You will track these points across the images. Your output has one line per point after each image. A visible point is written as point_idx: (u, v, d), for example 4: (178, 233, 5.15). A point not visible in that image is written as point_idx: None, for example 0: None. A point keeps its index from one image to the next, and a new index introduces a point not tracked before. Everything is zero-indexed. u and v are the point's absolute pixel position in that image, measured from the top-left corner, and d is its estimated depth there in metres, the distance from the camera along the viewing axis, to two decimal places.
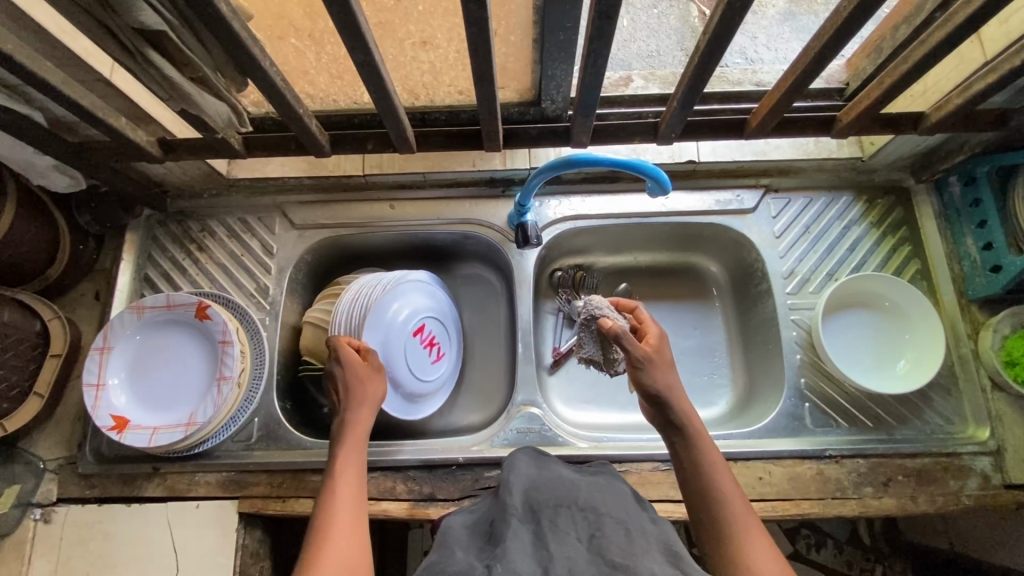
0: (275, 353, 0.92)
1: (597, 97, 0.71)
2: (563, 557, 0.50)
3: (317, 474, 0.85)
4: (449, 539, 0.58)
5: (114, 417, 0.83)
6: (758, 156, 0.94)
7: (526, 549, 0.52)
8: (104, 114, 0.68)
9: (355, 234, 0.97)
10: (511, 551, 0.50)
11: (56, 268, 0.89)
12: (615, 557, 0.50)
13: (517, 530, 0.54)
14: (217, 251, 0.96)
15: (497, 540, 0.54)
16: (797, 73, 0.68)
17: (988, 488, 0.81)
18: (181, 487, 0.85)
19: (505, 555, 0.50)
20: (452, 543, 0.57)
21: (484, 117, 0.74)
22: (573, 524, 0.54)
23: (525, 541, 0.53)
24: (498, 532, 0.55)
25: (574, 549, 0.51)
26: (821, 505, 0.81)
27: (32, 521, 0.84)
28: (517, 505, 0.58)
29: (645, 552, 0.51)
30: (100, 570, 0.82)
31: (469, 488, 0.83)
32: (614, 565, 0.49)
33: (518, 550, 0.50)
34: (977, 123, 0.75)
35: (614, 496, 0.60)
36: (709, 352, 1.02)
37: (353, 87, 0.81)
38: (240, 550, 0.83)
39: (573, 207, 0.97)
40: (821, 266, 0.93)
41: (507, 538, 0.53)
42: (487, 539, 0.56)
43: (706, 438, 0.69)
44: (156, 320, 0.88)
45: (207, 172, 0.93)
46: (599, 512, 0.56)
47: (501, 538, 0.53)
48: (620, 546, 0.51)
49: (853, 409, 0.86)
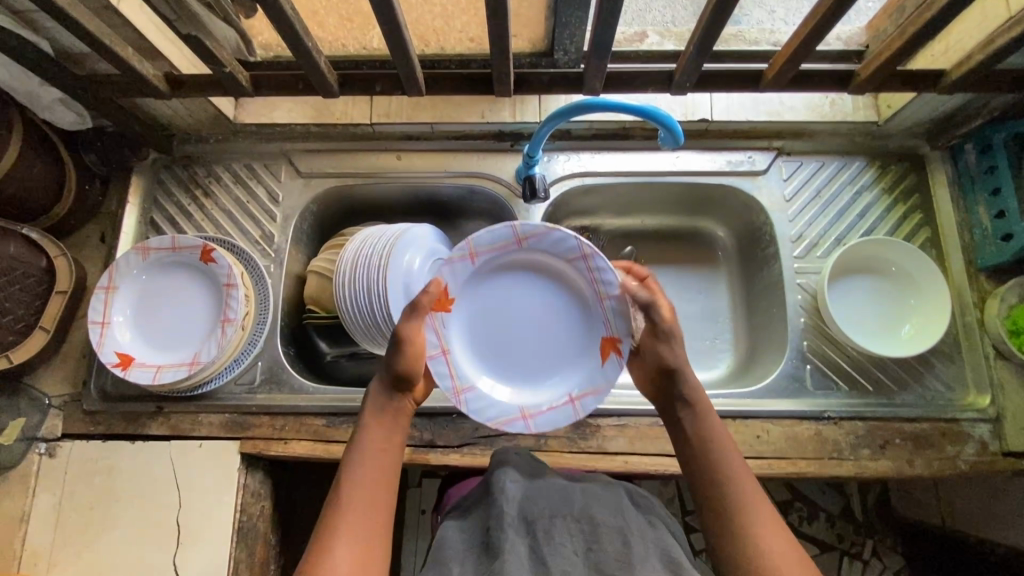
0: (279, 301, 0.92)
1: (612, 38, 0.69)
2: (561, 572, 0.55)
3: (320, 418, 0.86)
4: (443, 550, 0.61)
5: (119, 354, 0.83)
6: (772, 117, 0.92)
7: (523, 565, 0.55)
8: (112, 42, 0.67)
9: (361, 185, 0.97)
10: (510, 568, 0.53)
11: (62, 205, 0.88)
12: (612, 571, 0.55)
13: (513, 543, 0.57)
14: (223, 197, 0.96)
15: (495, 552, 0.57)
16: (817, 21, 0.66)
17: (985, 454, 0.82)
18: (184, 426, 0.86)
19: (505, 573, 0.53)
20: (448, 552, 0.60)
21: (496, 58, 0.72)
22: (570, 536, 0.59)
23: (522, 554, 0.56)
24: (493, 544, 0.58)
25: (573, 564, 0.56)
26: (818, 464, 0.81)
27: (38, 455, 0.85)
28: (512, 514, 0.61)
29: (644, 563, 0.56)
30: (104, 502, 0.83)
31: (468, 435, 0.84)
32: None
33: (518, 568, 0.54)
34: (998, 83, 0.74)
35: (608, 500, 0.64)
36: (712, 317, 1.02)
37: (363, 29, 0.81)
38: (241, 489, 0.84)
39: (582, 164, 0.95)
40: (830, 230, 0.92)
41: (505, 552, 0.56)
42: (484, 551, 0.59)
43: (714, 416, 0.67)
44: (162, 262, 0.88)
45: (213, 115, 0.92)
46: (595, 521, 0.60)
47: (499, 553, 0.56)
48: (617, 559, 0.56)
49: (854, 373, 0.86)
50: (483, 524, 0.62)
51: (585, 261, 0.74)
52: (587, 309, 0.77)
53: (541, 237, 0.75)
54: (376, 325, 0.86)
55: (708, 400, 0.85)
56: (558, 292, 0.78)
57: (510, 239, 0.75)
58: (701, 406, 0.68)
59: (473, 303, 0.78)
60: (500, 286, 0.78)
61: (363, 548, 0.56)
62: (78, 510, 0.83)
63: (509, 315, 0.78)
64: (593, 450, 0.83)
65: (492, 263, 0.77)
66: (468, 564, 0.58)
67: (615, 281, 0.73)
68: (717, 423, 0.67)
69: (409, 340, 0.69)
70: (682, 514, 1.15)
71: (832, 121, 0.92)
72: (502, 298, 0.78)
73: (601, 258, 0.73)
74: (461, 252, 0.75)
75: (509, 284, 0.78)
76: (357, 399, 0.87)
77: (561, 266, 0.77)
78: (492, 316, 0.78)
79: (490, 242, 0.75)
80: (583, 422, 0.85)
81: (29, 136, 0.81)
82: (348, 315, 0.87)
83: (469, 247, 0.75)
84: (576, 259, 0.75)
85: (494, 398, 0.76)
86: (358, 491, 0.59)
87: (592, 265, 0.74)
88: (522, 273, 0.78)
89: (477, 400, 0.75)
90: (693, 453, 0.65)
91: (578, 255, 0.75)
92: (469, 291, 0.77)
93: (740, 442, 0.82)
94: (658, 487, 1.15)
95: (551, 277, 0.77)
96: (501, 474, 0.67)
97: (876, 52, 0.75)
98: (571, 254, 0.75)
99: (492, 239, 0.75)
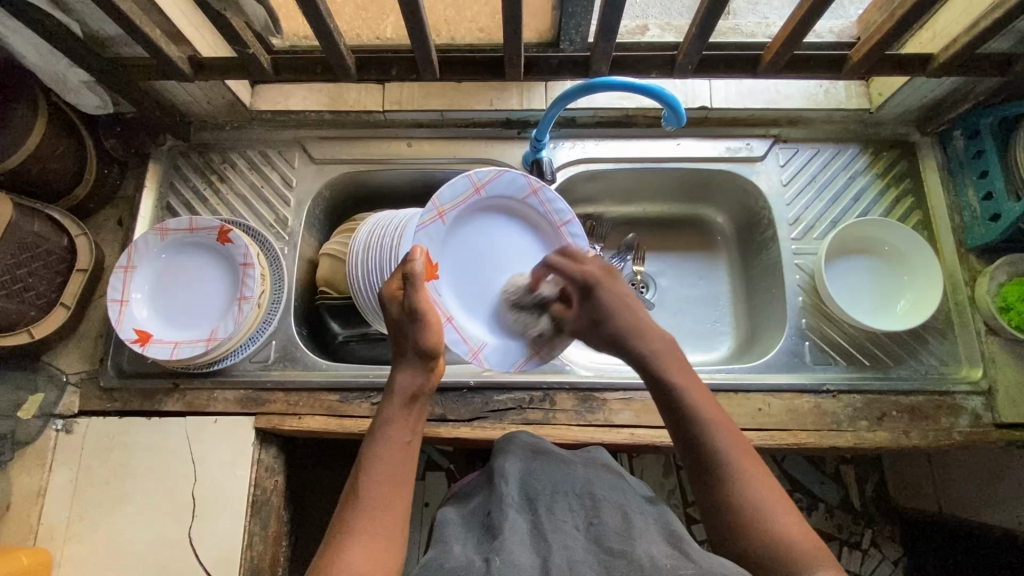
0: (293, 281, 0.95)
1: (619, 20, 0.72)
2: (560, 545, 0.54)
3: (334, 393, 0.89)
4: (445, 531, 0.61)
5: (137, 331, 0.85)
6: (770, 105, 0.96)
7: (523, 539, 0.55)
8: (142, 23, 0.71)
9: (373, 171, 1.00)
10: (509, 544, 0.54)
11: (83, 187, 0.91)
12: (612, 543, 0.54)
13: (514, 520, 0.57)
14: (238, 182, 0.99)
15: (495, 531, 0.57)
16: (810, 6, 0.70)
17: (979, 426, 0.85)
18: (200, 402, 0.88)
19: (505, 547, 0.53)
20: (448, 534, 0.60)
21: (509, 41, 0.75)
22: (571, 513, 0.59)
23: (522, 530, 0.56)
24: (494, 521, 0.58)
25: (573, 537, 0.55)
26: (818, 436, 0.84)
27: (54, 431, 0.87)
28: (513, 494, 0.61)
29: (644, 536, 0.55)
30: (120, 477, 0.85)
31: (479, 409, 0.87)
32: (613, 552, 0.53)
33: (516, 543, 0.54)
34: (979, 67, 0.79)
35: (611, 482, 0.64)
36: (712, 301, 1.05)
37: (378, 17, 0.85)
38: (255, 464, 0.86)
39: (586, 151, 0.99)
40: (826, 213, 0.96)
41: (505, 529, 0.56)
42: (485, 530, 0.59)
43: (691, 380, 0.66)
44: (180, 242, 0.90)
45: (230, 102, 0.95)
46: (596, 498, 0.60)
47: (499, 530, 0.56)
48: (618, 532, 0.55)
49: (851, 348, 0.90)
50: (485, 507, 0.62)
51: (536, 196, 0.85)
52: (547, 240, 0.88)
53: (497, 180, 0.82)
54: None
55: (712, 374, 0.88)
56: (519, 232, 0.87)
57: (467, 189, 0.81)
58: (668, 361, 0.68)
59: (451, 259, 0.82)
60: (466, 240, 0.83)
61: (376, 538, 0.56)
62: (93, 485, 0.85)
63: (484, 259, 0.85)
64: (599, 423, 0.86)
65: (456, 217, 0.82)
66: (469, 539, 0.58)
67: (564, 207, 0.86)
68: (685, 372, 0.68)
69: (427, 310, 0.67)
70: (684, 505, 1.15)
71: (826, 109, 0.96)
72: (468, 251, 0.84)
73: (550, 189, 0.85)
74: (430, 214, 0.78)
75: (476, 231, 0.84)
76: (370, 374, 0.89)
77: (517, 207, 0.86)
78: (473, 266, 0.84)
79: (453, 198, 0.80)
80: (590, 396, 0.87)
81: (53, 117, 0.84)
82: (359, 292, 0.87)
83: (434, 207, 0.78)
84: (529, 196, 0.85)
85: (508, 344, 0.84)
86: (375, 486, 0.60)
87: (545, 198, 0.85)
88: (488, 218, 0.85)
89: (495, 350, 0.82)
90: (672, 413, 0.65)
91: (530, 191, 0.85)
92: (446, 251, 0.82)
93: (742, 415, 0.85)
94: (660, 475, 1.16)
95: (510, 216, 0.87)
96: (503, 459, 0.67)
97: (866, 37, 0.79)
98: (523, 193, 0.85)
99: (453, 195, 0.80)
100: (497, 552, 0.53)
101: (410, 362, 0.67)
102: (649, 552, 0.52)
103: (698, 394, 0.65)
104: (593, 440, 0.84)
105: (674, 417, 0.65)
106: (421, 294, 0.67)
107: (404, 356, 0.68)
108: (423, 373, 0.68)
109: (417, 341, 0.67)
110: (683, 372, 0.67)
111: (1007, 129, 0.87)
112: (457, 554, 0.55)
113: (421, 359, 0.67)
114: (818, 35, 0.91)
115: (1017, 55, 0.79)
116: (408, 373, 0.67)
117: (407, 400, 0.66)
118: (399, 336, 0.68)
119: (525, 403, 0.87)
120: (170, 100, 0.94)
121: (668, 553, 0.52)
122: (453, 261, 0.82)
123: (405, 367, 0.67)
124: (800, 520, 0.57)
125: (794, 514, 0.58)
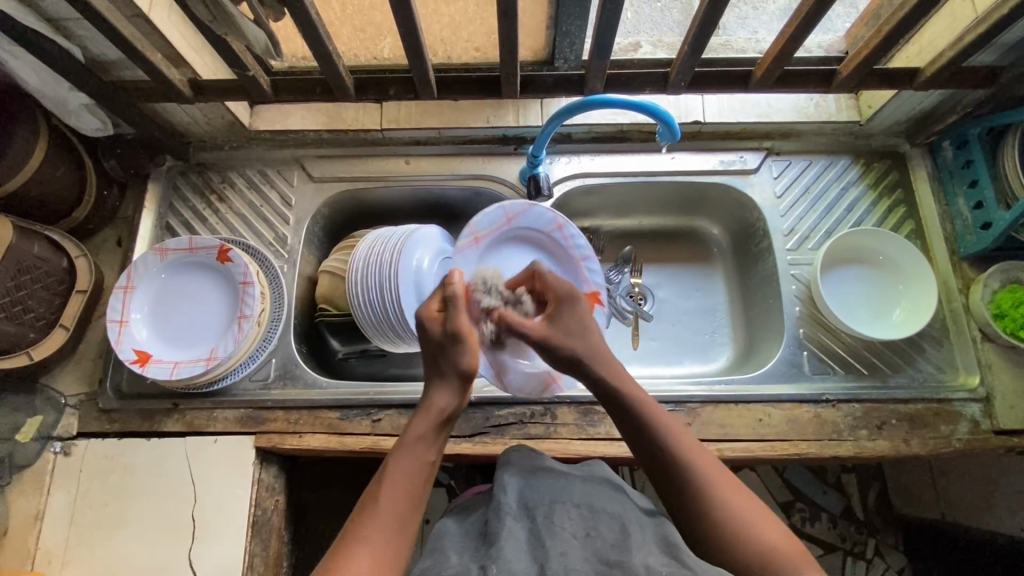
0: (292, 300, 0.95)
1: (613, 38, 0.74)
2: (558, 553, 0.54)
3: (334, 411, 0.88)
4: (442, 542, 0.61)
5: (137, 351, 0.85)
6: (763, 118, 0.97)
7: (520, 547, 0.55)
8: (143, 48, 0.72)
9: (371, 188, 1.01)
10: (506, 553, 0.54)
11: (82, 209, 0.91)
12: (609, 554, 0.54)
13: (511, 528, 0.57)
14: (237, 201, 0.99)
15: (491, 539, 0.57)
16: (798, 24, 0.72)
17: (978, 432, 0.85)
18: (200, 422, 0.88)
19: (501, 556, 0.53)
20: (447, 545, 0.60)
21: (505, 60, 0.77)
22: (569, 521, 0.58)
23: (520, 539, 0.56)
24: (491, 531, 0.58)
25: (570, 546, 0.55)
26: (819, 445, 0.84)
27: (52, 454, 0.86)
28: (511, 503, 0.61)
29: (641, 546, 0.55)
30: (119, 499, 0.84)
31: (480, 425, 0.87)
32: (610, 562, 0.53)
33: (513, 551, 0.54)
34: (964, 79, 0.81)
35: (610, 493, 0.63)
36: (709, 313, 1.06)
37: (375, 39, 0.87)
38: (255, 483, 0.85)
39: (582, 166, 1.00)
40: (820, 224, 0.97)
41: (502, 537, 0.56)
42: (482, 540, 0.59)
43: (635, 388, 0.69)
44: (180, 261, 0.91)
45: (230, 122, 0.96)
46: (596, 509, 0.60)
47: (496, 539, 0.56)
48: (615, 543, 0.55)
49: (850, 358, 0.90)
50: (483, 517, 0.62)
51: (560, 231, 0.92)
52: (569, 272, 0.94)
53: (527, 213, 0.90)
54: (388, 319, 0.86)
55: (711, 386, 0.88)
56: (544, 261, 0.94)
57: (501, 219, 0.90)
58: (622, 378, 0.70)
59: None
60: (496, 265, 0.91)
61: (383, 549, 0.56)
62: (92, 508, 0.84)
63: (512, 283, 0.91)
64: (601, 437, 0.86)
65: (491, 244, 0.91)
66: (468, 548, 0.58)
67: (584, 243, 0.92)
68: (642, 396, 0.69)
69: (467, 332, 0.69)
70: None
71: (818, 122, 0.98)
72: (496, 279, 0.90)
73: (573, 226, 0.92)
74: (468, 239, 0.89)
75: (509, 256, 0.93)
76: (370, 392, 0.89)
77: (543, 239, 0.93)
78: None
79: (489, 225, 0.90)
80: (591, 409, 0.88)
81: (53, 140, 0.84)
82: (359, 311, 0.87)
83: (471, 233, 0.88)
84: (553, 230, 0.92)
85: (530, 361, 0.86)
86: (391, 500, 0.59)
87: (567, 234, 0.92)
88: (518, 246, 0.94)
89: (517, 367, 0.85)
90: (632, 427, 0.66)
91: (554, 227, 0.92)
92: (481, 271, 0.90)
93: (742, 426, 0.85)
94: None
95: (539, 247, 0.94)
96: (503, 471, 0.67)
97: (854, 52, 0.81)
98: (548, 227, 0.92)
99: (490, 222, 0.89)
100: (493, 562, 0.53)
101: (447, 382, 0.68)
102: (646, 562, 0.52)
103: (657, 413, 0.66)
104: (595, 453, 0.84)
105: (642, 444, 0.65)
106: (465, 319, 0.69)
107: (442, 376, 0.68)
108: (459, 396, 0.68)
109: (458, 364, 0.68)
110: (639, 395, 0.68)
111: (994, 140, 0.88)
112: (454, 563, 0.55)
113: (460, 380, 0.68)
114: (807, 50, 0.94)
115: (1001, 68, 0.81)
116: (445, 394, 0.67)
117: (440, 421, 0.66)
118: (437, 358, 0.69)
119: (528, 418, 0.87)
120: (170, 121, 0.94)
121: (664, 562, 0.52)
122: (480, 285, 0.89)
123: (443, 388, 0.67)
124: (777, 526, 0.58)
125: (766, 517, 0.59)
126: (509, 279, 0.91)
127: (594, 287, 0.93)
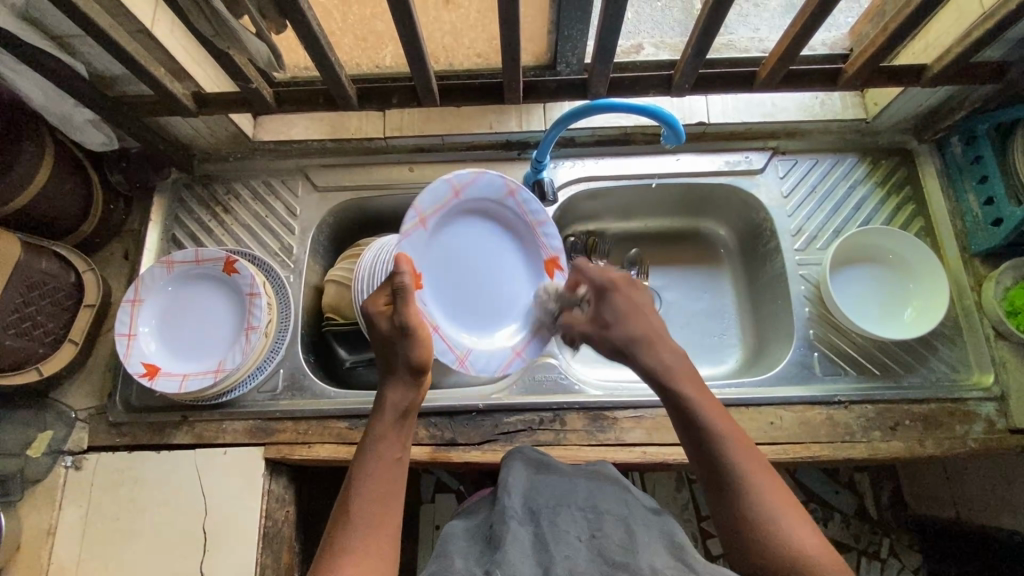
0: (299, 309, 0.95)
1: (616, 43, 0.74)
2: (563, 557, 0.53)
3: (343, 421, 0.88)
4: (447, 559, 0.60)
5: (145, 364, 0.85)
6: (768, 118, 0.97)
7: (525, 554, 0.54)
8: (146, 64, 0.72)
9: (375, 198, 1.00)
10: (511, 557, 0.53)
11: (89, 224, 0.92)
12: (614, 555, 0.53)
13: (516, 533, 0.56)
14: (242, 212, 0.99)
15: (497, 542, 0.56)
16: (803, 24, 0.72)
17: (993, 432, 0.84)
18: (209, 435, 0.88)
19: (506, 560, 0.53)
20: (452, 547, 0.59)
21: (507, 67, 0.77)
22: (574, 523, 0.58)
23: (525, 544, 0.55)
24: (496, 534, 0.58)
25: (575, 549, 0.54)
26: (831, 448, 0.83)
27: (63, 468, 0.86)
28: (515, 507, 0.60)
29: (648, 547, 0.54)
30: (130, 513, 0.84)
31: (489, 432, 0.86)
32: (615, 563, 0.52)
33: (519, 555, 0.53)
34: (971, 75, 0.80)
35: (615, 494, 0.62)
36: (718, 315, 1.05)
37: (377, 48, 0.87)
38: (266, 495, 0.85)
39: (586, 170, 0.99)
40: (828, 223, 0.96)
41: (507, 541, 0.55)
42: (486, 544, 0.58)
43: (690, 378, 0.68)
44: (186, 275, 0.91)
45: (233, 134, 0.96)
46: (598, 511, 0.59)
47: (501, 543, 0.56)
48: (620, 544, 0.54)
49: (860, 358, 0.89)
50: (488, 521, 0.62)
51: (513, 197, 0.88)
52: (525, 242, 0.91)
53: (475, 183, 0.84)
54: None
55: (722, 390, 0.87)
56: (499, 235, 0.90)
57: (448, 194, 0.82)
58: (675, 370, 0.69)
59: (434, 263, 0.84)
60: (449, 238, 0.85)
61: (369, 556, 0.56)
62: (104, 521, 0.84)
63: (468, 261, 0.87)
64: (611, 442, 0.85)
65: (439, 222, 0.83)
66: (473, 552, 0.57)
67: (539, 208, 0.89)
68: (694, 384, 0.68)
69: (415, 324, 0.67)
70: (698, 520, 1.14)
71: (823, 120, 0.97)
72: (448, 261, 0.85)
73: (526, 191, 0.88)
74: (413, 222, 0.79)
75: (461, 233, 0.86)
76: None
77: (495, 209, 0.88)
78: (461, 263, 0.87)
79: (434, 203, 0.81)
80: (600, 414, 0.87)
81: (58, 155, 0.85)
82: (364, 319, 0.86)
83: (418, 214, 0.79)
84: (506, 197, 0.87)
85: (488, 345, 0.87)
86: (367, 506, 0.59)
87: (521, 199, 0.88)
88: (465, 219, 0.87)
89: (478, 354, 0.85)
90: (682, 420, 0.65)
91: (507, 194, 0.87)
92: (432, 254, 0.84)
93: (753, 429, 0.84)
94: (672, 491, 1.15)
95: (491, 219, 0.89)
96: (507, 474, 0.66)
97: (860, 50, 0.80)
98: (500, 194, 0.87)
99: (435, 200, 0.81)
100: (498, 566, 0.52)
101: (400, 377, 0.67)
102: (652, 563, 0.51)
103: (708, 408, 0.65)
104: (605, 459, 0.84)
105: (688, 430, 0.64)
106: (412, 311, 0.67)
107: (393, 372, 0.67)
108: (413, 390, 0.67)
109: (407, 357, 0.66)
110: (695, 384, 0.67)
111: (1005, 133, 0.87)
112: (461, 567, 0.54)
113: (412, 375, 0.67)
114: (811, 48, 0.93)
115: (1009, 63, 0.80)
116: (399, 389, 0.67)
117: (398, 417, 0.65)
118: (388, 353, 0.68)
119: (536, 425, 0.87)
120: (173, 134, 0.94)
121: (671, 566, 0.52)
122: (433, 270, 0.84)
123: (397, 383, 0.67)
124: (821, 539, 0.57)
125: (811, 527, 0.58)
126: (466, 255, 0.87)
127: (551, 252, 0.91)
